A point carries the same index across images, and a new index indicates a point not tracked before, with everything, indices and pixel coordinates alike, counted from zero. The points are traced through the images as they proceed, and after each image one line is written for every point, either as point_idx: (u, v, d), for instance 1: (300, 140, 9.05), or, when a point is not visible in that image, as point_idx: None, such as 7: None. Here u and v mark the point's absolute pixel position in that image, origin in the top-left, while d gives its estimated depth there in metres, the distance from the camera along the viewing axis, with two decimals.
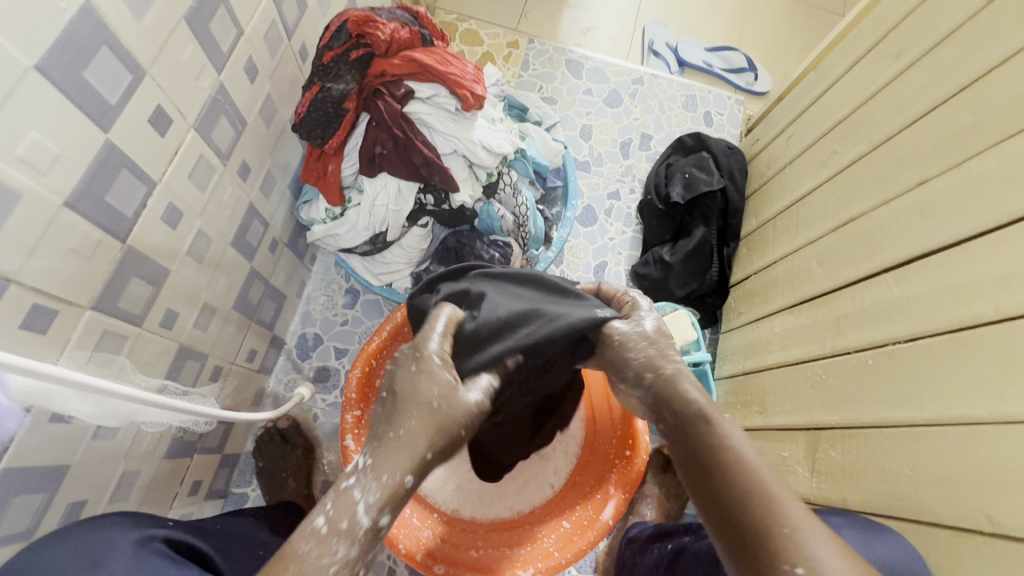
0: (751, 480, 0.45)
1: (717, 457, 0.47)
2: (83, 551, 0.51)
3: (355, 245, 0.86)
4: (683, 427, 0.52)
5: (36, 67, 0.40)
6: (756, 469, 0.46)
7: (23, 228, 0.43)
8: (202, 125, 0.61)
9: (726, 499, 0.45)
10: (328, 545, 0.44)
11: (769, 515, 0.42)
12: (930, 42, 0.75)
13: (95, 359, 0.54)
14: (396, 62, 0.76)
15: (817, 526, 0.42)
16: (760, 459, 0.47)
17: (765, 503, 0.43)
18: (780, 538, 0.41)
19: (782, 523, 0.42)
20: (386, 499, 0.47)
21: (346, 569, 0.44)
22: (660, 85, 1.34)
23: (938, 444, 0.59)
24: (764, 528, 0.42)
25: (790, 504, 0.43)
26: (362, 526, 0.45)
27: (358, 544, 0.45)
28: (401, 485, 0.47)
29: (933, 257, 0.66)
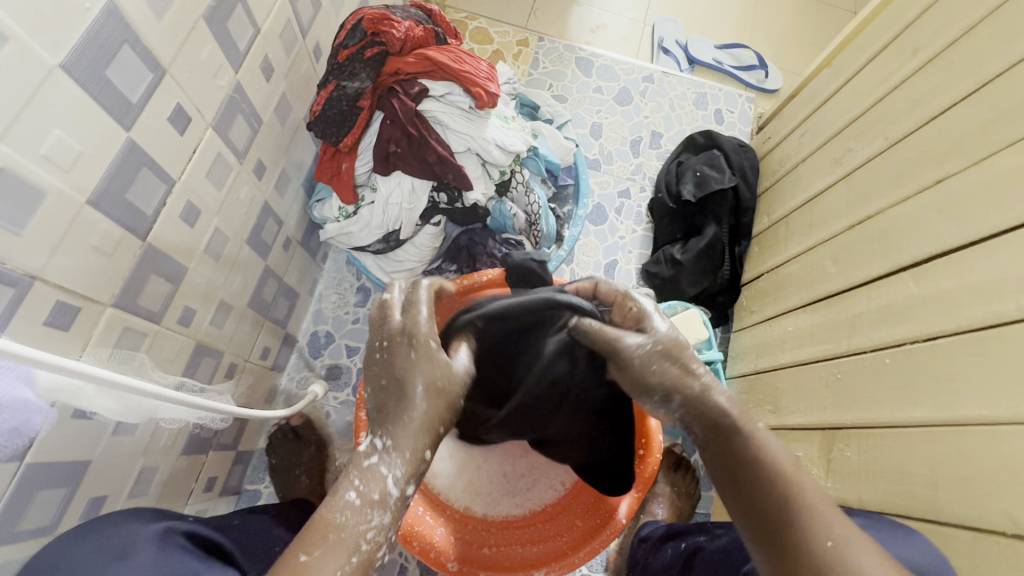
0: (793, 496, 0.47)
1: (758, 469, 0.49)
2: (107, 543, 0.51)
3: (367, 244, 0.86)
4: (720, 437, 0.52)
5: (61, 66, 0.41)
6: (796, 481, 0.48)
7: (48, 225, 0.43)
8: (220, 124, 0.61)
9: (771, 515, 0.47)
10: (364, 515, 0.46)
11: (813, 530, 0.45)
12: (948, 38, 0.74)
13: (116, 356, 0.54)
14: (410, 60, 0.76)
15: (855, 537, 0.45)
16: (796, 469, 0.49)
17: (809, 516, 0.46)
18: (826, 552, 0.44)
19: (826, 536, 0.45)
20: (411, 472, 0.48)
21: (381, 535, 0.47)
22: (671, 83, 1.33)
23: (958, 444, 0.59)
24: (806, 540, 0.45)
25: (831, 515, 0.46)
26: (393, 496, 0.47)
27: (389, 512, 0.47)
28: (422, 459, 0.49)
29: (952, 256, 0.65)
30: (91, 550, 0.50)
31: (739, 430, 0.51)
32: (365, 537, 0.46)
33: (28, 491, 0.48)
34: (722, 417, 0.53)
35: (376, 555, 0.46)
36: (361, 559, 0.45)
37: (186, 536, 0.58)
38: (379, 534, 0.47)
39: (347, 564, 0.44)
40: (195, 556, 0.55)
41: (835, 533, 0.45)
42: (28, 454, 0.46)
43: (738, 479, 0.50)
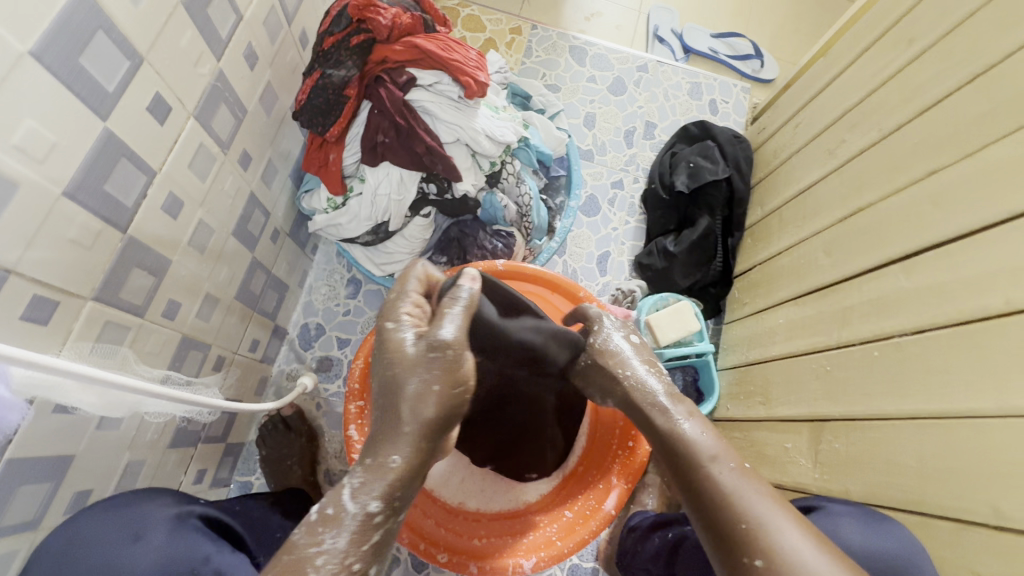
0: (713, 483, 0.49)
1: (683, 463, 0.52)
2: (127, 522, 0.53)
3: (357, 236, 0.85)
4: (656, 439, 0.56)
5: (30, 53, 0.39)
6: (717, 470, 0.49)
7: (21, 217, 0.42)
8: (202, 113, 0.60)
9: (697, 504, 0.49)
10: (316, 536, 0.46)
11: (727, 516, 0.46)
12: (944, 28, 0.73)
13: (98, 349, 0.54)
14: (397, 48, 0.74)
15: (776, 516, 0.45)
16: (715, 456, 0.51)
17: (725, 502, 0.47)
18: (740, 535, 0.45)
19: (740, 518, 0.46)
20: (373, 480, 0.48)
21: (335, 561, 0.45)
22: (665, 72, 1.32)
23: (945, 437, 0.59)
24: (723, 529, 0.46)
25: (751, 501, 0.46)
26: (349, 512, 0.47)
27: (344, 533, 0.46)
28: (386, 464, 0.49)
29: (943, 248, 0.65)
30: (110, 527, 0.52)
31: (671, 429, 0.55)
32: (314, 562, 0.44)
33: (9, 486, 0.47)
34: (655, 419, 0.57)
35: None
36: None
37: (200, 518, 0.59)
38: (332, 561, 0.45)
39: None
40: (210, 539, 0.56)
41: (750, 516, 0.45)
42: (9, 447, 0.46)
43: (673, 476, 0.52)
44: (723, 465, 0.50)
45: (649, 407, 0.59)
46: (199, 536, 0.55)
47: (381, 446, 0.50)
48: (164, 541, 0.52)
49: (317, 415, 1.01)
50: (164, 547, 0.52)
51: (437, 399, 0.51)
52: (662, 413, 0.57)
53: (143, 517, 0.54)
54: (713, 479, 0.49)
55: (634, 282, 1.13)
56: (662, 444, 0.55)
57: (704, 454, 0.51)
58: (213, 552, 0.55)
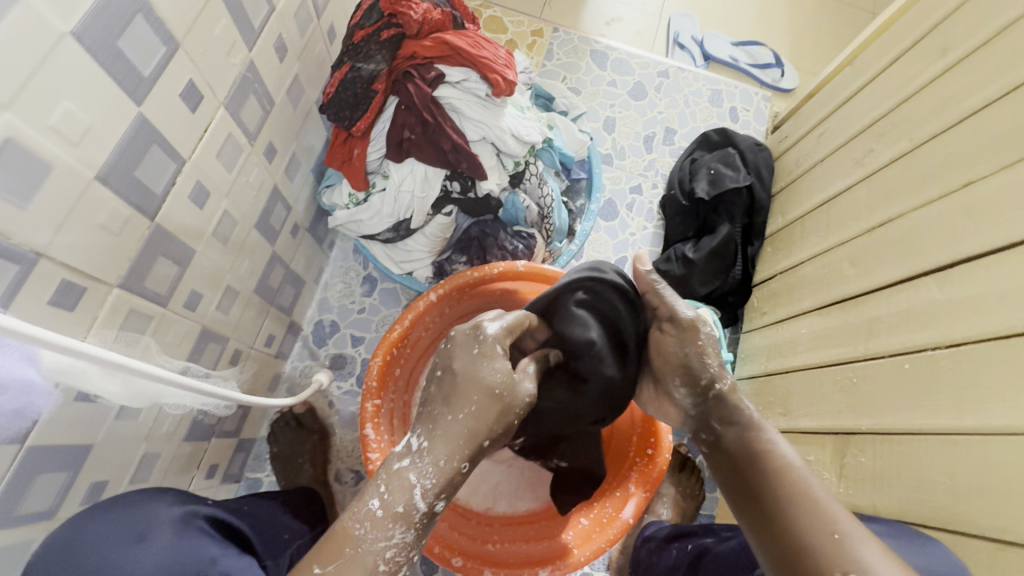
0: (806, 489, 0.51)
1: (768, 465, 0.54)
2: (129, 524, 0.52)
3: (377, 232, 0.84)
4: (741, 436, 0.58)
5: (71, 33, 0.39)
6: (810, 481, 0.52)
7: (54, 200, 0.42)
8: (231, 103, 0.60)
9: (785, 504, 0.51)
10: (385, 530, 0.47)
11: (819, 519, 0.48)
12: (980, 38, 0.72)
13: (121, 338, 0.53)
14: (427, 44, 0.74)
15: (866, 536, 0.47)
16: (808, 468, 0.53)
17: (816, 508, 0.49)
18: (832, 540, 0.47)
19: (833, 528, 0.47)
20: (442, 485, 0.49)
21: (402, 550, 0.48)
22: (686, 78, 1.31)
23: (980, 454, 0.57)
24: (811, 531, 0.48)
25: (841, 514, 0.48)
26: (419, 511, 0.49)
27: (413, 528, 0.48)
28: (457, 471, 0.50)
29: (978, 261, 0.64)
30: (114, 527, 0.51)
31: (759, 432, 0.58)
32: (384, 555, 0.47)
33: (27, 475, 0.46)
34: (738, 417, 0.60)
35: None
36: None
37: (207, 518, 0.58)
38: (400, 553, 0.48)
39: None
40: (215, 540, 0.56)
41: (842, 527, 0.47)
42: (31, 435, 0.45)
43: (753, 476, 0.55)
44: (813, 478, 0.52)
45: (734, 403, 0.61)
46: (202, 538, 0.54)
47: (454, 451, 0.49)
48: (167, 543, 0.52)
49: (330, 412, 0.99)
50: (165, 550, 0.51)
51: (510, 417, 0.52)
52: (751, 413, 0.60)
53: (148, 516, 0.53)
54: (805, 486, 0.51)
55: None
56: (745, 446, 0.57)
57: (795, 462, 0.54)
58: (219, 554, 0.54)
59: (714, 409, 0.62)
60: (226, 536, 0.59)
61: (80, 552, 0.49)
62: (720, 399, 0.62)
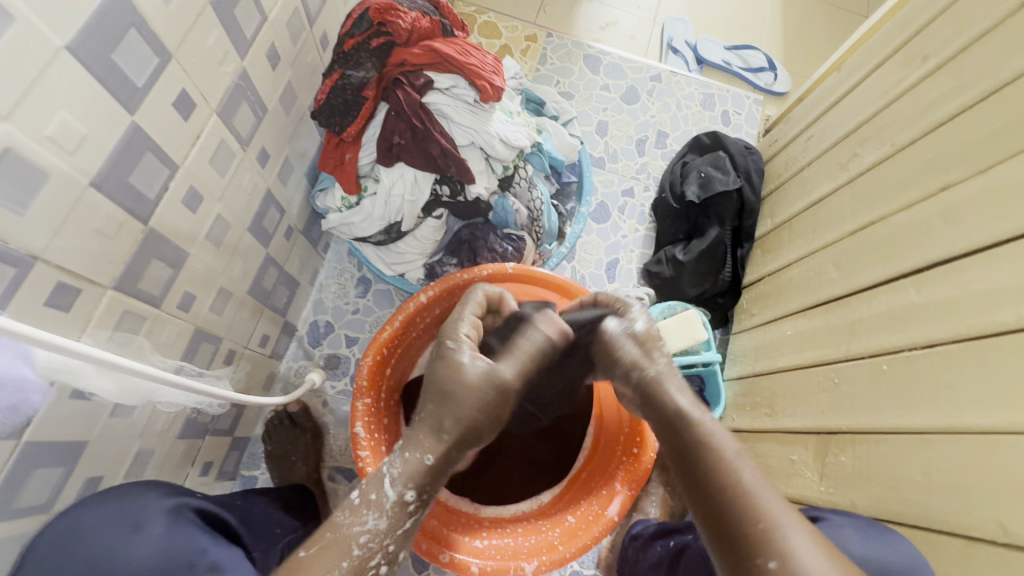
0: (733, 478, 0.49)
1: (699, 456, 0.51)
2: (122, 515, 0.54)
3: (369, 235, 0.86)
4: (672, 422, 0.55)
5: (66, 47, 0.41)
6: (739, 467, 0.49)
7: (50, 206, 0.44)
8: (224, 111, 0.61)
9: (716, 496, 0.48)
10: (359, 515, 0.51)
11: (748, 513, 0.46)
12: (959, 44, 0.73)
13: (115, 338, 0.55)
14: (416, 52, 0.76)
15: (794, 524, 0.45)
16: (740, 455, 0.50)
17: (744, 499, 0.47)
18: (759, 533, 0.45)
19: (759, 518, 0.46)
20: (408, 475, 0.52)
21: (376, 538, 0.50)
22: (678, 82, 1.33)
23: (954, 453, 0.59)
24: (741, 523, 0.46)
25: (770, 503, 0.47)
26: (389, 499, 0.52)
27: (385, 516, 0.51)
28: (421, 462, 0.52)
29: (954, 263, 0.65)
30: (107, 517, 0.53)
31: (687, 418, 0.54)
32: (358, 539, 0.50)
33: (24, 469, 0.48)
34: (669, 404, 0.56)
35: (369, 561, 0.50)
36: (352, 563, 0.49)
37: (197, 511, 0.60)
38: (374, 539, 0.50)
39: (338, 566, 0.48)
40: (205, 531, 0.57)
41: (769, 517, 0.46)
42: (27, 431, 0.47)
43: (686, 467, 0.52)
44: (744, 464, 0.50)
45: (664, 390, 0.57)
46: (195, 530, 0.56)
47: (420, 443, 0.53)
48: (161, 534, 0.54)
49: (324, 412, 1.01)
50: (161, 540, 0.53)
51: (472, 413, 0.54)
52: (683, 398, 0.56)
53: (139, 509, 0.55)
54: (733, 474, 0.49)
55: (642, 289, 1.11)
56: (679, 435, 0.54)
57: (725, 448, 0.51)
58: (210, 545, 0.56)
59: (650, 396, 0.58)
60: (217, 530, 0.62)
61: (77, 540, 0.51)
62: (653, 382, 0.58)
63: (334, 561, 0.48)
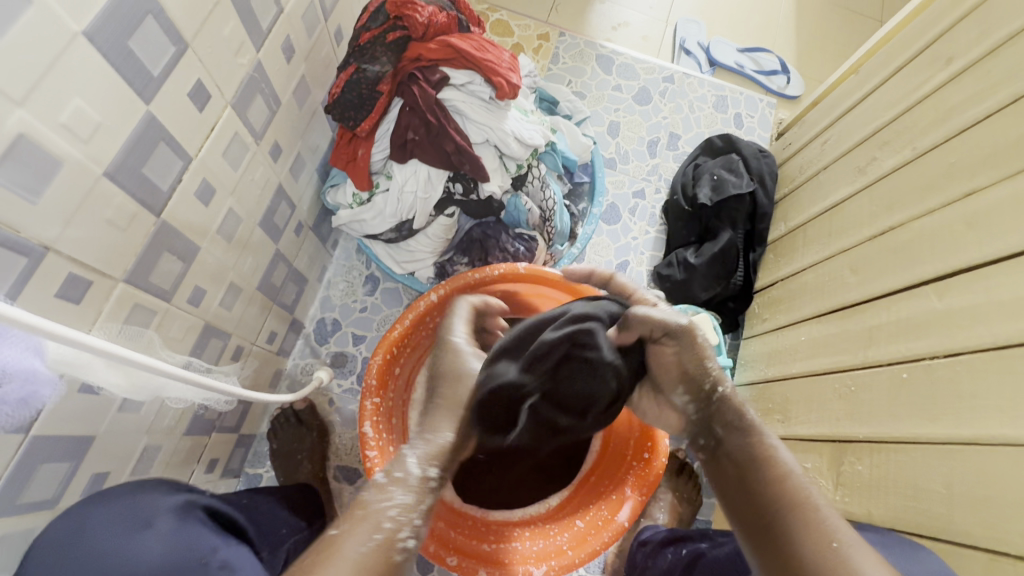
0: (804, 496, 0.50)
1: (765, 473, 0.53)
2: (130, 511, 0.53)
3: (379, 232, 0.85)
4: (736, 438, 0.57)
5: (83, 33, 0.40)
6: (805, 484, 0.52)
7: (63, 196, 0.43)
8: (239, 103, 0.61)
9: (785, 508, 0.50)
10: (386, 492, 0.50)
11: (818, 529, 0.48)
12: (983, 49, 0.72)
13: (125, 331, 0.54)
14: (432, 47, 0.75)
15: (861, 545, 0.47)
16: (805, 475, 0.53)
17: (812, 517, 0.49)
18: (831, 550, 0.46)
19: (831, 535, 0.47)
20: (432, 453, 0.53)
21: (406, 512, 0.49)
22: (691, 84, 1.32)
23: (977, 464, 0.57)
24: (812, 537, 0.47)
25: (840, 522, 0.48)
26: (414, 475, 0.51)
27: (412, 491, 0.50)
28: (443, 441, 0.54)
29: (978, 271, 0.64)
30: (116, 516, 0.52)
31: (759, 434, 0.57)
32: (388, 514, 0.48)
33: (31, 463, 0.47)
34: (737, 421, 0.59)
35: (398, 535, 0.47)
36: (382, 538, 0.46)
37: (205, 509, 0.59)
38: (403, 513, 0.48)
39: (370, 540, 0.45)
40: (213, 530, 0.57)
41: (841, 536, 0.47)
42: (34, 425, 0.46)
43: (746, 484, 0.54)
44: (811, 485, 0.52)
45: (734, 408, 0.60)
46: (204, 528, 0.56)
47: (439, 425, 0.56)
48: (171, 529, 0.53)
49: (329, 410, 1.00)
50: (171, 536, 0.52)
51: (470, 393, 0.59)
52: (751, 417, 0.59)
53: (146, 505, 0.54)
54: (801, 491, 0.51)
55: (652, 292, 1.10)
56: (745, 452, 0.56)
57: (791, 466, 0.53)
58: (220, 545, 0.55)
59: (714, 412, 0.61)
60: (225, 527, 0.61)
61: (81, 539, 0.49)
62: (718, 398, 0.61)
63: (366, 537, 0.45)
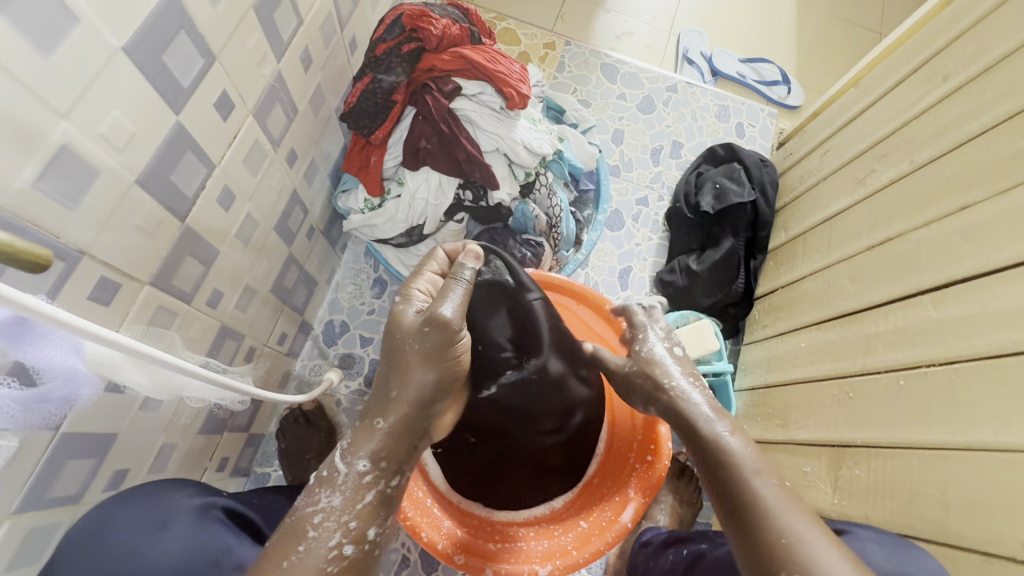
0: (756, 495, 0.50)
1: (728, 472, 0.52)
2: (153, 511, 0.55)
3: (390, 237, 0.87)
4: (695, 443, 0.57)
5: (123, 49, 0.42)
6: (761, 483, 0.51)
7: (99, 202, 0.45)
8: (260, 111, 0.62)
9: (741, 512, 0.50)
10: (314, 496, 0.52)
11: (767, 529, 0.47)
12: (980, 66, 0.74)
13: (151, 333, 0.56)
14: (445, 58, 0.77)
15: (817, 538, 0.46)
16: (761, 470, 0.52)
17: (764, 514, 0.48)
18: (782, 549, 0.46)
19: (780, 533, 0.47)
20: (364, 445, 0.54)
21: (332, 516, 0.50)
22: (694, 93, 1.34)
23: (971, 469, 0.60)
24: (760, 538, 0.47)
25: (794, 517, 0.47)
26: (344, 474, 0.53)
27: (341, 493, 0.51)
28: (373, 427, 0.55)
29: (973, 281, 0.66)
30: (138, 518, 0.54)
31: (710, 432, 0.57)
32: (314, 520, 0.50)
33: (59, 459, 0.49)
34: (695, 422, 0.58)
35: (329, 542, 0.49)
36: (309, 548, 0.48)
37: (223, 510, 0.61)
38: (329, 518, 0.50)
39: (296, 552, 0.48)
40: (231, 530, 0.59)
41: (792, 531, 0.47)
42: (64, 423, 0.48)
43: (711, 485, 0.53)
44: (766, 480, 0.51)
45: (682, 410, 0.60)
46: (222, 529, 0.57)
47: (374, 411, 0.56)
48: (188, 532, 0.55)
49: (336, 411, 1.01)
50: (190, 538, 0.54)
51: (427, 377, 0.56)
52: (699, 416, 0.59)
53: (169, 506, 0.56)
54: (752, 487, 0.50)
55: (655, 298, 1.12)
56: (704, 454, 0.56)
57: (744, 462, 0.53)
58: (235, 544, 0.57)
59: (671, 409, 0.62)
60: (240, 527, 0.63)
61: (106, 533, 0.51)
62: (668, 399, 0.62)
63: (291, 550, 0.48)
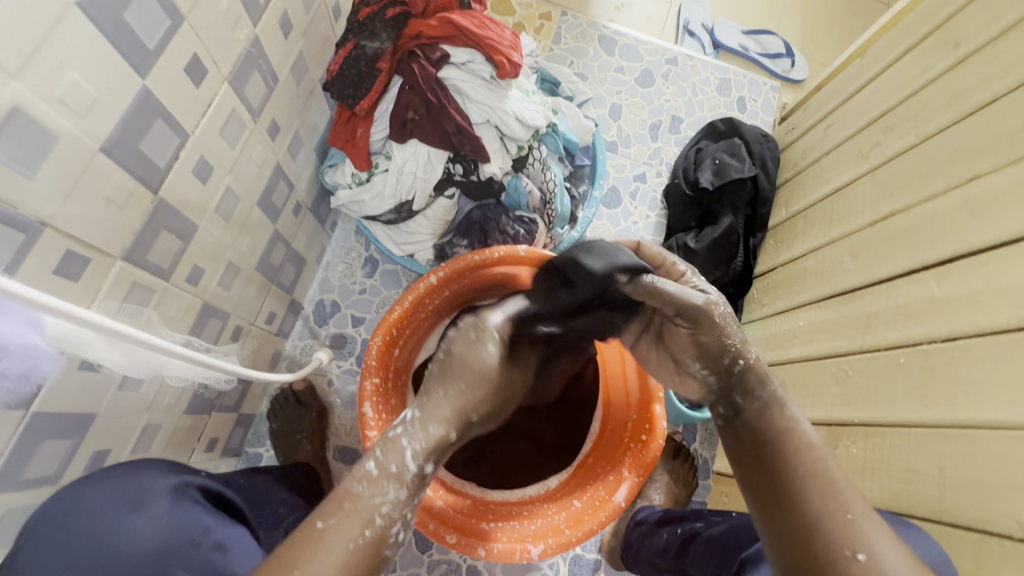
0: (819, 467, 0.48)
1: (786, 443, 0.51)
2: (126, 490, 0.54)
3: (379, 213, 0.85)
4: (754, 408, 0.55)
5: (76, 4, 0.39)
6: (821, 455, 0.50)
7: (61, 171, 0.42)
8: (236, 79, 0.59)
9: (800, 480, 0.48)
10: (378, 487, 0.46)
11: (833, 501, 0.46)
12: (994, 31, 0.71)
13: (125, 310, 0.54)
14: (432, 24, 0.74)
15: (877, 520, 0.46)
16: (823, 446, 0.51)
17: (831, 488, 0.47)
18: (846, 524, 0.45)
19: (846, 507, 0.46)
20: (430, 448, 0.52)
21: (397, 509, 0.46)
22: (694, 66, 1.30)
23: (970, 447, 0.58)
24: (825, 510, 0.46)
25: (856, 496, 0.47)
26: (411, 471, 0.49)
27: (405, 486, 0.48)
28: (442, 436, 0.53)
29: (979, 257, 0.63)
30: (113, 496, 0.53)
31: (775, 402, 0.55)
32: (380, 509, 0.45)
33: (32, 439, 0.47)
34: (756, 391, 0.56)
35: (389, 530, 0.45)
36: (372, 534, 0.44)
37: (200, 490, 0.60)
38: (395, 509, 0.46)
39: (359, 536, 0.43)
40: (208, 510, 0.58)
41: (854, 508, 0.46)
42: (35, 402, 0.46)
43: (763, 450, 0.51)
44: (826, 454, 0.50)
45: (753, 377, 0.56)
46: (199, 508, 0.57)
47: (433, 416, 0.54)
48: (164, 511, 0.54)
49: (329, 391, 1.00)
50: (165, 517, 0.54)
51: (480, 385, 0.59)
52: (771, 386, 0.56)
53: (144, 485, 0.55)
54: (817, 459, 0.49)
55: None
56: (762, 421, 0.53)
57: (807, 435, 0.51)
58: (213, 524, 0.56)
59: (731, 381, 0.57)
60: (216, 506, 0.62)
61: (76, 518, 0.50)
62: (738, 367, 0.57)
63: (355, 533, 0.43)
